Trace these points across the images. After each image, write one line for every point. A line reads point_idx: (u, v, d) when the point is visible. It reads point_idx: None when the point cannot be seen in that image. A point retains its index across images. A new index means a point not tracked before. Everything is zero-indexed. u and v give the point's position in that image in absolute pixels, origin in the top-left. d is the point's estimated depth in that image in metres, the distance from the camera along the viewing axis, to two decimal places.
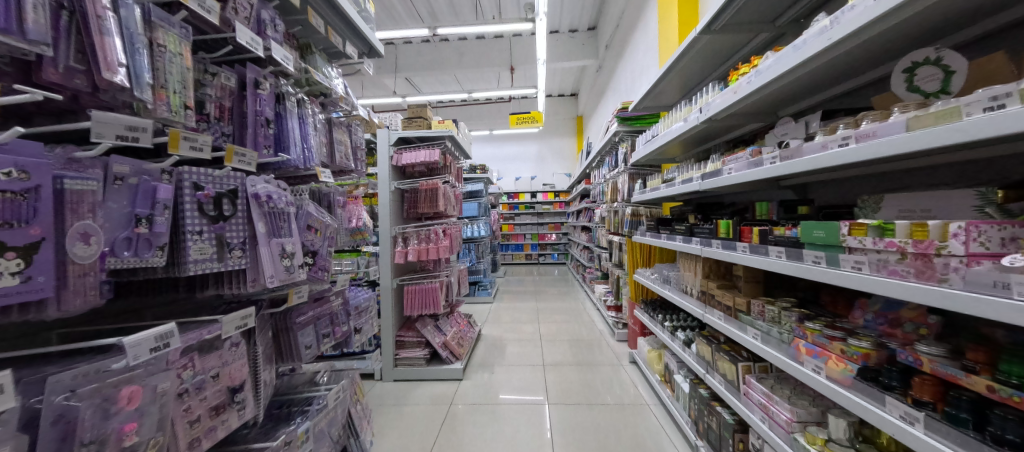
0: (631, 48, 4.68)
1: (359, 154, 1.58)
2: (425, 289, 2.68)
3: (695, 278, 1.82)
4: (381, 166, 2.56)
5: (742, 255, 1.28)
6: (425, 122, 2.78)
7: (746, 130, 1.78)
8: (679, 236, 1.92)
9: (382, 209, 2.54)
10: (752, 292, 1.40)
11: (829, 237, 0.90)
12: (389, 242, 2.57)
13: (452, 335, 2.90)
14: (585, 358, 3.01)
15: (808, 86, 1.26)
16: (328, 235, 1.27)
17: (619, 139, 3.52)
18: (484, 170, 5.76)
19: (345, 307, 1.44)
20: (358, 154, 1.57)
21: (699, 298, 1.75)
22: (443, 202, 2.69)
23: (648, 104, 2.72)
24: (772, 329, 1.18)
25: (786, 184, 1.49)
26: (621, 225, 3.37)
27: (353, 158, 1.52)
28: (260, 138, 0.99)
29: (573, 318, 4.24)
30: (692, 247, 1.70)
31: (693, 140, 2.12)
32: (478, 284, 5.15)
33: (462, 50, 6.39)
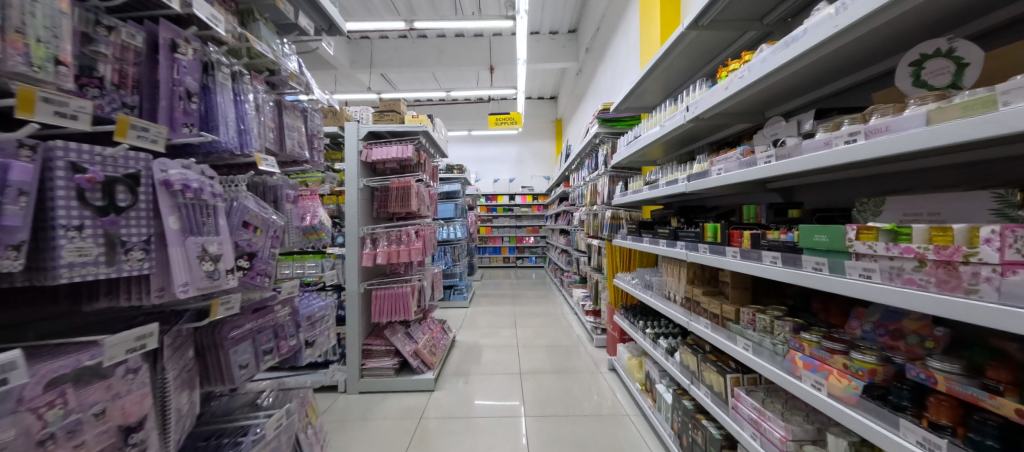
0: (611, 52, 4.69)
1: (316, 142, 1.38)
2: (395, 294, 2.47)
3: (678, 283, 1.75)
4: (348, 162, 2.33)
5: (732, 261, 1.20)
6: (398, 116, 2.57)
7: (731, 131, 1.75)
8: (662, 240, 1.85)
9: (347, 208, 2.33)
10: (740, 299, 1.34)
11: (832, 243, 0.83)
12: (355, 245, 2.35)
13: (424, 343, 2.71)
14: (563, 365, 2.89)
15: (802, 82, 1.22)
16: (273, 235, 1.06)
17: (599, 141, 3.47)
18: (462, 170, 5.57)
19: (295, 318, 1.24)
20: (315, 142, 1.38)
21: (683, 304, 1.68)
22: (416, 201, 2.50)
23: (630, 105, 2.68)
24: (764, 339, 1.11)
25: (772, 187, 1.45)
26: (600, 229, 3.31)
27: (308, 148, 1.32)
28: (178, 113, 0.79)
29: (550, 323, 4.14)
30: (677, 251, 1.63)
31: (677, 141, 2.07)
32: (453, 288, 4.95)
33: (442, 48, 6.21)
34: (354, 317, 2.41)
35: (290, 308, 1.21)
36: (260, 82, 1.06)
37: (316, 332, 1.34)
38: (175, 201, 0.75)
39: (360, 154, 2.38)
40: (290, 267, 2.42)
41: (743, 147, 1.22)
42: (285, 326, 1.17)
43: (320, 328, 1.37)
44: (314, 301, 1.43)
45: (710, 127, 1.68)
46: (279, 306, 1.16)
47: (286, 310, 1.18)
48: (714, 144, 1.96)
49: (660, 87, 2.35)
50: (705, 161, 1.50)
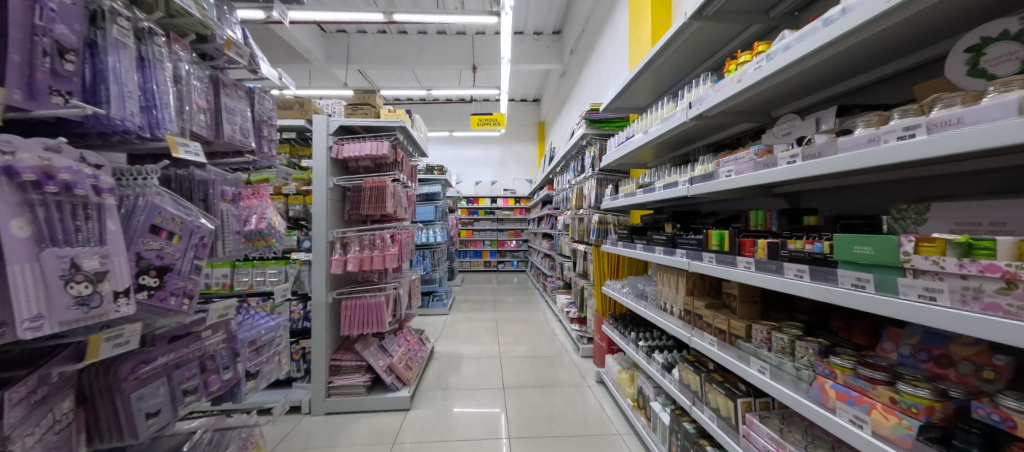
0: (596, 54, 4.63)
1: (264, 129, 1.05)
2: (367, 304, 2.12)
3: (676, 295, 1.63)
4: (316, 158, 2.05)
5: (744, 273, 1.08)
6: (373, 109, 2.24)
7: (731, 132, 1.64)
8: (658, 247, 1.71)
9: (314, 209, 2.05)
10: (749, 314, 1.22)
11: (879, 256, 0.70)
12: (323, 251, 2.06)
13: (401, 356, 2.36)
14: (548, 377, 2.70)
15: (813, 82, 1.10)
16: (196, 241, 0.73)
17: (586, 143, 3.35)
18: (442, 172, 5.33)
19: (230, 346, 0.91)
20: (265, 129, 1.05)
21: (683, 318, 1.55)
22: (392, 202, 2.23)
23: (620, 105, 2.58)
24: (783, 362, 0.99)
25: (778, 192, 1.35)
26: (587, 234, 3.19)
27: (252, 135, 0.99)
28: (41, 74, 0.54)
29: (534, 330, 3.97)
30: (676, 260, 1.50)
31: (673, 142, 1.96)
32: (431, 295, 4.67)
33: (423, 45, 5.96)
34: (319, 329, 2.06)
35: (225, 335, 0.90)
36: (184, 48, 0.81)
37: (261, 360, 1.02)
38: (24, 197, 0.49)
39: (329, 150, 2.08)
40: (250, 275, 2.09)
41: (758, 146, 1.10)
42: (217, 355, 0.86)
43: (268, 353, 1.06)
44: (261, 319, 1.09)
45: (710, 126, 1.57)
46: (208, 332, 0.84)
47: (219, 336, 0.87)
48: (712, 146, 1.86)
49: (652, 86, 2.25)
50: (707, 163, 1.38)
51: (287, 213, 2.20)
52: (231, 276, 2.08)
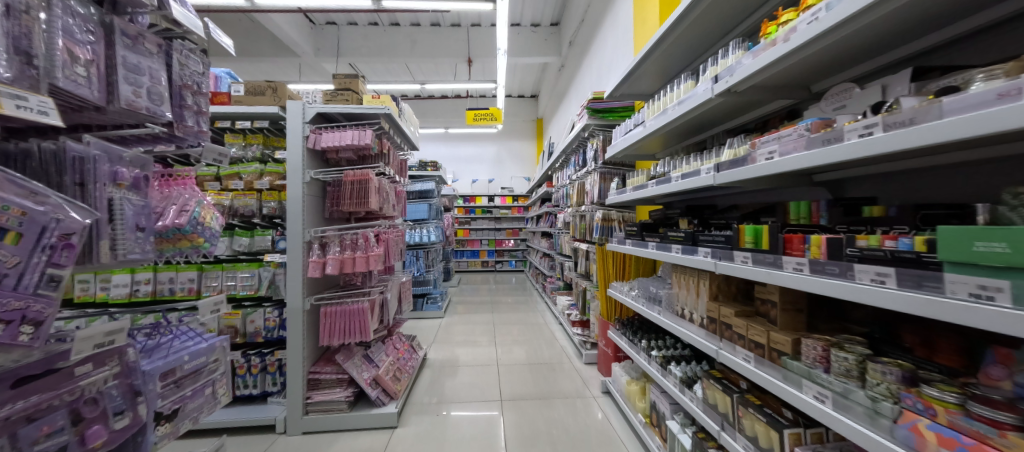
0: (597, 44, 4.43)
1: (190, 97, 0.80)
2: (349, 310, 1.89)
3: (693, 299, 1.43)
4: (291, 149, 1.82)
5: (794, 277, 0.88)
6: (356, 95, 1.98)
7: (755, 113, 1.45)
8: (674, 245, 1.51)
9: (289, 206, 1.82)
10: (792, 325, 1.02)
11: (1015, 256, 0.49)
12: (300, 252, 1.83)
13: (389, 365, 2.12)
14: (548, 387, 2.47)
15: (874, 41, 0.91)
16: (42, 234, 0.47)
17: (588, 135, 3.14)
18: (436, 168, 5.11)
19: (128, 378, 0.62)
20: (189, 98, 0.80)
21: (704, 326, 1.34)
22: (377, 198, 1.99)
23: (627, 90, 2.37)
24: (850, 390, 0.78)
25: (820, 179, 1.16)
26: (589, 232, 2.99)
27: (170, 104, 0.74)
28: None
29: (533, 334, 3.77)
30: (696, 260, 1.30)
31: (686, 128, 1.77)
32: (426, 297, 4.41)
33: (415, 37, 5.72)
34: (296, 340, 1.82)
35: (119, 368, 0.61)
36: None
37: (183, 394, 0.73)
38: None
39: (305, 139, 1.84)
40: (219, 279, 1.92)
41: (810, 120, 0.90)
42: (103, 398, 0.58)
43: (198, 382, 0.77)
44: (190, 339, 0.82)
45: (733, 105, 1.38)
46: (88, 366, 0.57)
47: (105, 371, 0.59)
48: (730, 131, 1.67)
49: (659, 68, 2.06)
50: (737, 145, 1.18)
51: (260, 210, 1.94)
52: (199, 280, 1.92)
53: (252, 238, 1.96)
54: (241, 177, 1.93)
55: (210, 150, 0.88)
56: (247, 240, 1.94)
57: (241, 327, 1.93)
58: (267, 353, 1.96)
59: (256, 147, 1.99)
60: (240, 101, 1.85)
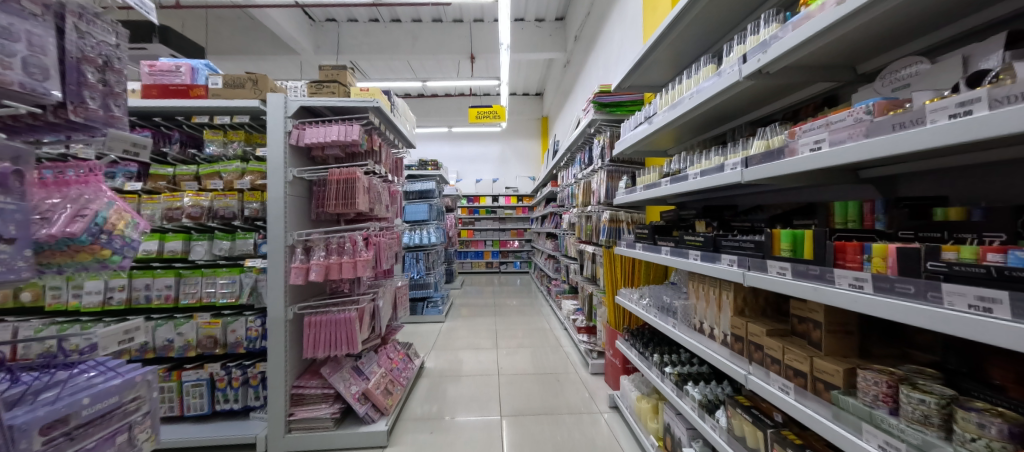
0: (604, 37, 4.24)
1: (91, 73, 0.68)
2: (335, 320, 1.74)
3: (714, 312, 1.25)
4: (272, 146, 1.68)
5: (851, 297, 0.69)
6: (343, 87, 1.83)
7: (786, 101, 1.28)
8: (692, 251, 1.33)
9: (271, 207, 1.69)
10: (841, 351, 0.84)
11: None
12: (281, 257, 1.69)
13: (380, 378, 1.98)
14: (551, 400, 2.31)
15: (953, 2, 0.72)
16: None
17: (594, 131, 2.98)
18: (437, 167, 4.98)
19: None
20: (87, 73, 0.67)
21: (728, 344, 1.16)
22: (366, 199, 1.84)
23: (637, 81, 2.20)
24: (933, 445, 0.60)
25: (869, 174, 0.97)
26: (596, 233, 2.82)
27: (59, 80, 0.62)
28: None
29: (537, 339, 3.61)
30: (719, 269, 1.12)
31: (704, 119, 1.59)
32: (426, 301, 4.28)
33: (416, 34, 5.59)
34: (278, 352, 1.69)
35: None
36: None
37: (84, 447, 0.61)
38: None
39: (287, 135, 1.71)
40: (199, 286, 1.81)
41: (871, 101, 0.71)
42: None
43: (109, 427, 0.66)
44: (101, 376, 0.71)
45: (762, 91, 1.20)
46: None
47: None
48: (754, 123, 1.49)
49: (670, 54, 1.89)
50: (770, 135, 0.99)
51: (241, 212, 1.82)
52: (177, 287, 1.81)
53: (233, 242, 1.84)
54: (221, 176, 1.83)
55: (117, 139, 0.72)
56: (228, 243, 1.82)
57: (221, 337, 1.81)
58: (249, 364, 1.84)
59: (239, 144, 1.87)
60: (218, 94, 1.73)
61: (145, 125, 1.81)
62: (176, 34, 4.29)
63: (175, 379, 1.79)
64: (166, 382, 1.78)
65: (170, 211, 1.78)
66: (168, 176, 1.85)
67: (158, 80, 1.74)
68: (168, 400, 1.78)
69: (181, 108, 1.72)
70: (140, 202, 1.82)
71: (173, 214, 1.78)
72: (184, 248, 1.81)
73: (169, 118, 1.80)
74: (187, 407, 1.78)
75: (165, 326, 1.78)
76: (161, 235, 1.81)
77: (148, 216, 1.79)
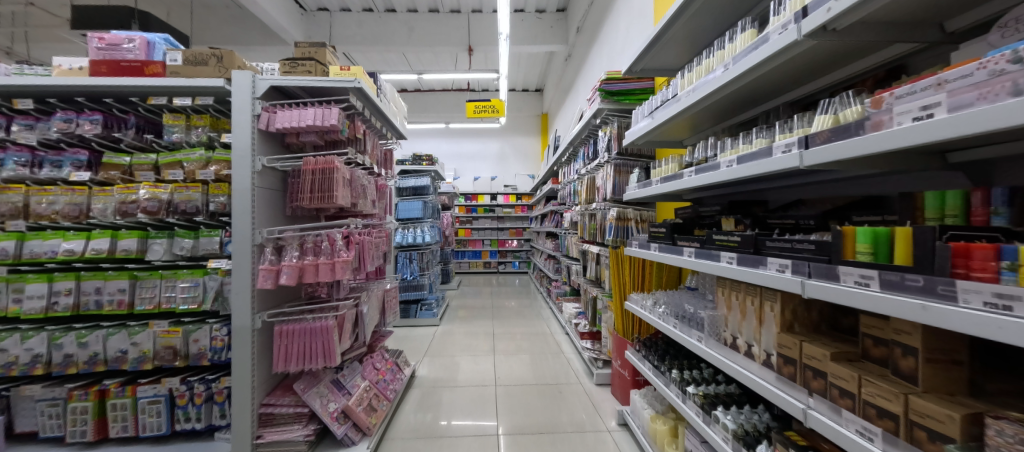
0: (610, 26, 4.02)
1: None
2: (309, 329, 1.53)
3: (751, 326, 1.05)
4: (237, 131, 1.47)
5: (986, 322, 0.47)
6: (321, 66, 1.62)
7: (844, 73, 1.06)
8: (724, 253, 1.12)
9: (235, 200, 1.47)
10: (943, 387, 0.63)
11: None
12: (247, 258, 1.48)
13: (363, 393, 1.77)
14: (553, 416, 2.10)
15: None
16: None
17: (600, 123, 2.77)
18: (432, 162, 4.74)
19: None
20: None
21: (773, 367, 0.95)
22: (346, 192, 1.63)
23: (649, 64, 1.98)
24: None
25: (960, 157, 0.77)
26: (601, 232, 2.62)
27: None
28: None
29: (537, 344, 3.41)
30: (765, 276, 0.91)
31: (736, 98, 1.37)
32: (420, 303, 4.04)
33: (413, 25, 5.37)
34: (242, 366, 1.48)
35: None
36: None
37: None
38: None
39: (255, 119, 1.49)
40: (156, 290, 1.60)
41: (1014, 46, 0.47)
42: None
43: None
44: None
45: (821, 58, 0.98)
46: None
47: None
48: (797, 104, 1.28)
49: (688, 32, 1.69)
50: (836, 108, 0.78)
51: (206, 206, 1.62)
52: (132, 291, 1.61)
53: (196, 240, 1.63)
54: (183, 166, 1.62)
55: None
56: (190, 242, 1.61)
57: (182, 347, 1.60)
58: (213, 379, 1.63)
59: (204, 130, 1.64)
60: (177, 71, 1.52)
61: (98, 108, 1.62)
62: (160, 20, 4.06)
63: (129, 395, 1.58)
64: (118, 398, 1.57)
65: (124, 205, 1.58)
66: (123, 166, 1.64)
67: (108, 56, 1.53)
68: (121, 419, 1.57)
69: (134, 88, 1.51)
70: (91, 195, 1.61)
71: (127, 208, 1.58)
72: (139, 247, 1.60)
73: (123, 99, 1.60)
74: (142, 427, 1.57)
75: (117, 335, 1.57)
76: (114, 232, 1.60)
77: (99, 211, 1.58)
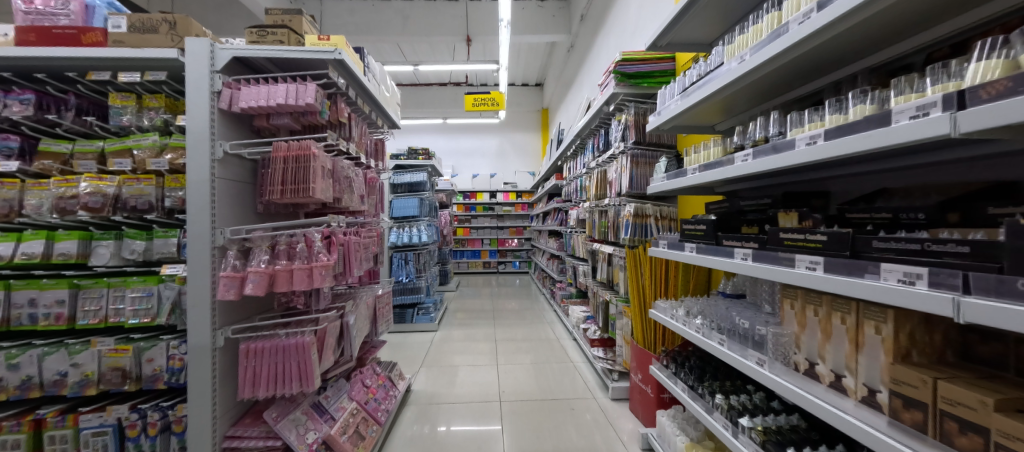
0: (617, 11, 3.78)
1: None
2: (282, 347, 1.28)
3: (841, 350, 0.82)
4: (192, 110, 1.22)
5: None
6: (296, 35, 1.37)
7: (963, 21, 0.82)
8: (800, 257, 0.89)
9: (192, 193, 1.22)
10: None
11: None
12: (205, 262, 1.22)
13: (349, 418, 1.53)
14: (566, 439, 1.85)
15: None
16: None
17: (613, 111, 2.53)
18: (429, 157, 4.47)
19: None
20: None
21: (882, 408, 0.72)
22: (327, 184, 1.38)
23: (677, 39, 1.74)
24: None
25: None
26: (615, 231, 2.39)
27: None
28: None
29: (542, 351, 3.18)
30: (880, 289, 0.67)
31: (800, 64, 1.11)
32: (417, 308, 3.80)
33: (408, 13, 5.10)
34: (200, 392, 1.23)
35: None
36: None
37: None
38: None
39: (216, 96, 1.24)
40: (103, 301, 1.35)
41: None
42: None
43: None
44: None
45: None
46: None
47: None
48: (879, 70, 1.03)
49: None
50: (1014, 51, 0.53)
51: (161, 202, 1.36)
52: (73, 303, 1.35)
53: (150, 241, 1.38)
54: (133, 153, 1.36)
55: None
56: (142, 244, 1.37)
57: (133, 368, 1.35)
58: (170, 405, 1.37)
59: (158, 112, 1.38)
60: (121, 40, 1.26)
61: (29, 86, 1.35)
62: None
63: (70, 425, 1.32)
64: (57, 429, 1.31)
65: (62, 201, 1.32)
66: (63, 155, 1.38)
67: (37, 22, 1.27)
68: None
69: (69, 60, 1.25)
70: (24, 188, 1.35)
71: (66, 205, 1.32)
72: (81, 250, 1.35)
73: (60, 75, 1.33)
74: None
75: (55, 355, 1.31)
76: (51, 233, 1.34)
77: (33, 207, 1.32)
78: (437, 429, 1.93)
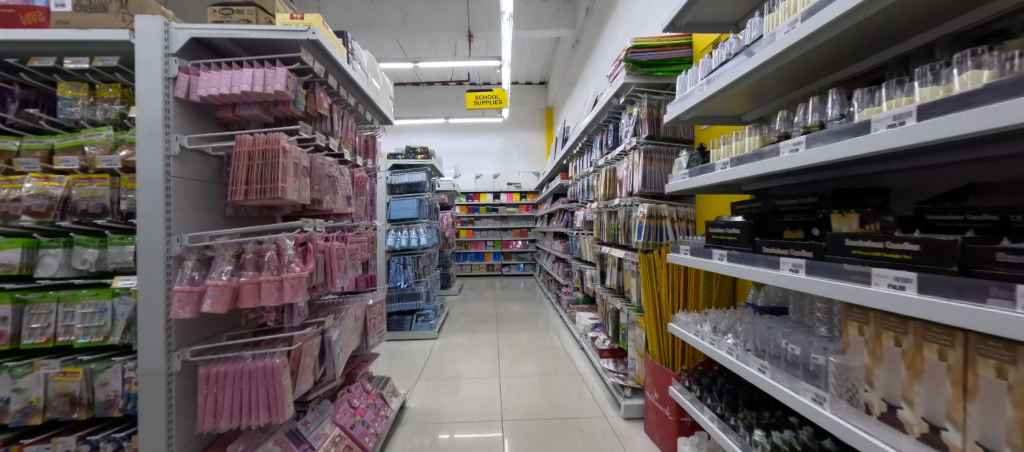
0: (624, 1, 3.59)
1: None
2: (247, 372, 1.11)
3: (941, 394, 0.62)
4: (141, 99, 1.06)
5: None
6: (266, 14, 1.20)
7: None
8: (877, 272, 0.69)
9: (142, 194, 1.06)
10: None
11: None
12: (158, 275, 1.06)
13: (331, 447, 1.36)
14: None
15: None
16: None
17: (622, 104, 2.34)
18: (429, 156, 4.30)
19: None
20: None
21: None
22: (302, 183, 1.21)
23: (699, 18, 1.54)
24: None
25: None
26: (627, 234, 2.20)
27: None
28: None
29: (547, 361, 2.99)
30: (1020, 323, 0.48)
31: (858, 37, 0.90)
32: (416, 314, 3.64)
33: (407, 8, 4.94)
34: (153, 424, 1.06)
35: None
36: None
37: None
38: None
39: (170, 84, 1.08)
40: (53, 317, 1.19)
41: None
42: None
43: None
44: None
45: None
46: None
47: None
48: (964, 37, 0.81)
49: None
50: None
51: (115, 205, 1.21)
52: (17, 320, 1.19)
53: (104, 249, 1.23)
54: (84, 151, 1.21)
55: None
56: (94, 253, 1.21)
57: (84, 393, 1.19)
58: (126, 436, 1.20)
59: (113, 104, 1.22)
60: (65, 21, 1.10)
61: None
62: None
63: None
64: None
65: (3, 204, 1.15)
66: (8, 152, 1.22)
67: None
68: None
69: (7, 44, 1.10)
70: None
71: (8, 208, 1.15)
72: (26, 261, 1.18)
73: (2, 62, 1.18)
74: None
75: None
76: None
77: None
78: (438, 440, 1.85)
